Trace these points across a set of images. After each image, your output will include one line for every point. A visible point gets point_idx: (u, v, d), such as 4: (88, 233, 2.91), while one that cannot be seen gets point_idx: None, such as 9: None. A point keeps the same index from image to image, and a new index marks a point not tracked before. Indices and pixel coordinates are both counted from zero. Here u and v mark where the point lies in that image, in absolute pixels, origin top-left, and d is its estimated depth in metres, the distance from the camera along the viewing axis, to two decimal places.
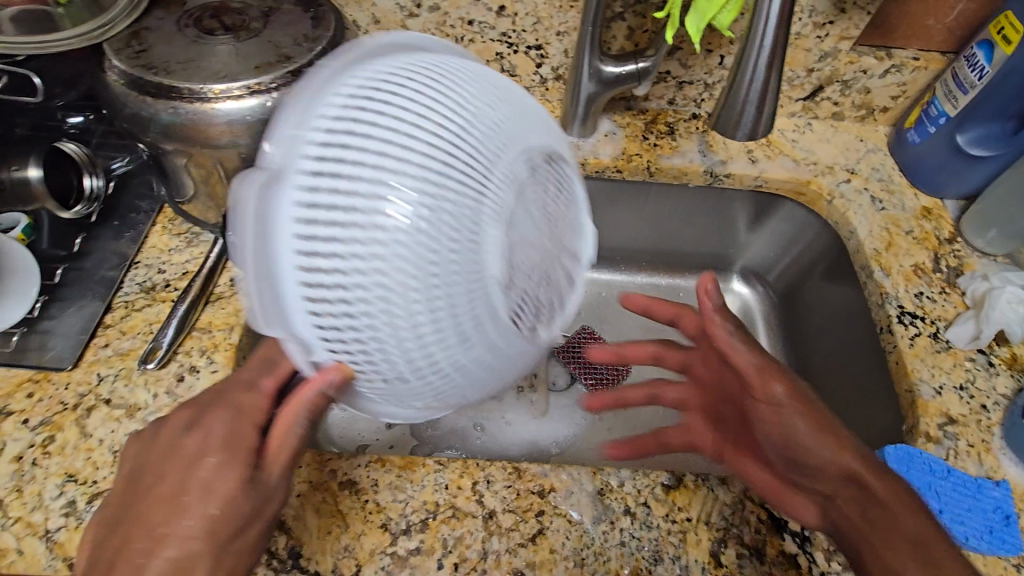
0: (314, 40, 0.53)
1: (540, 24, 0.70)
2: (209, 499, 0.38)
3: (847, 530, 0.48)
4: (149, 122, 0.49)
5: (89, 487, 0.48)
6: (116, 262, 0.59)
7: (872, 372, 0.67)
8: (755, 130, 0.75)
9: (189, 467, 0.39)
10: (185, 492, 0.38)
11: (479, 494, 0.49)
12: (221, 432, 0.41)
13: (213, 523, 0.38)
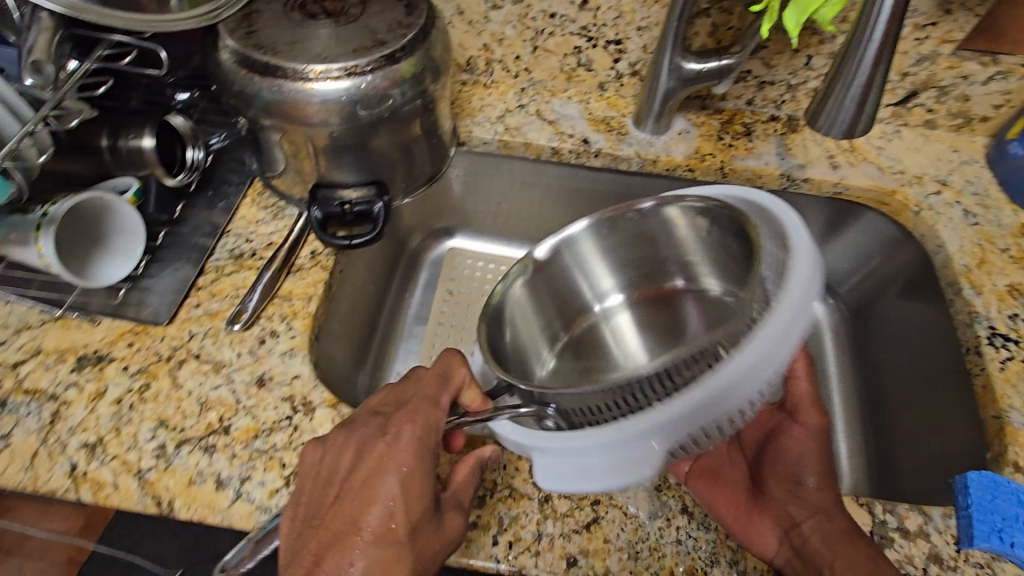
0: (408, 27, 0.55)
1: (622, 18, 0.69)
2: (401, 508, 0.41)
3: (811, 553, 0.49)
4: (253, 99, 0.53)
5: (178, 433, 0.52)
6: (209, 230, 0.64)
7: (958, 401, 0.62)
8: (852, 129, 0.71)
9: (380, 477, 0.42)
10: (377, 502, 0.41)
11: None
12: (410, 443, 0.43)
13: (400, 532, 0.40)
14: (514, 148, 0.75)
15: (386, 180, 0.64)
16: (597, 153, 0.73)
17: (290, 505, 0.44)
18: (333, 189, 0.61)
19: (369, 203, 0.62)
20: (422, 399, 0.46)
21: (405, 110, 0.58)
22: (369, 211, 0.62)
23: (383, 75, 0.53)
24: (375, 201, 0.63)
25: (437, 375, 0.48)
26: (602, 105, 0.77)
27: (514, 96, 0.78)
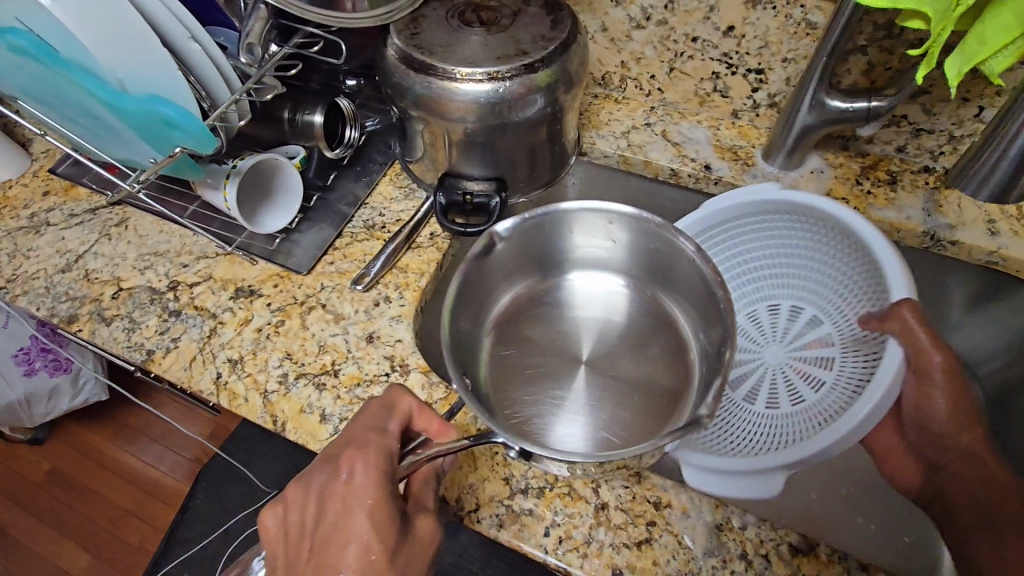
0: (550, 40, 0.59)
1: (767, 48, 0.67)
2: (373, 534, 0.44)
3: (946, 486, 0.65)
4: (407, 92, 0.61)
5: (298, 366, 0.61)
6: (351, 200, 0.73)
7: None
8: None
9: (351, 515, 0.44)
10: (354, 536, 0.43)
11: (597, 484, 0.52)
12: (362, 473, 0.45)
13: (379, 553, 0.43)
14: (633, 165, 0.76)
15: (507, 178, 0.69)
16: (718, 181, 0.72)
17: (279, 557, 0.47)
18: (460, 180, 0.68)
19: (487, 197, 0.67)
20: (365, 434, 0.48)
21: (536, 117, 0.62)
22: (487, 204, 0.67)
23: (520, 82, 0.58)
24: (494, 196, 0.68)
25: (375, 416, 0.50)
26: (733, 133, 0.76)
27: (643, 113, 0.79)
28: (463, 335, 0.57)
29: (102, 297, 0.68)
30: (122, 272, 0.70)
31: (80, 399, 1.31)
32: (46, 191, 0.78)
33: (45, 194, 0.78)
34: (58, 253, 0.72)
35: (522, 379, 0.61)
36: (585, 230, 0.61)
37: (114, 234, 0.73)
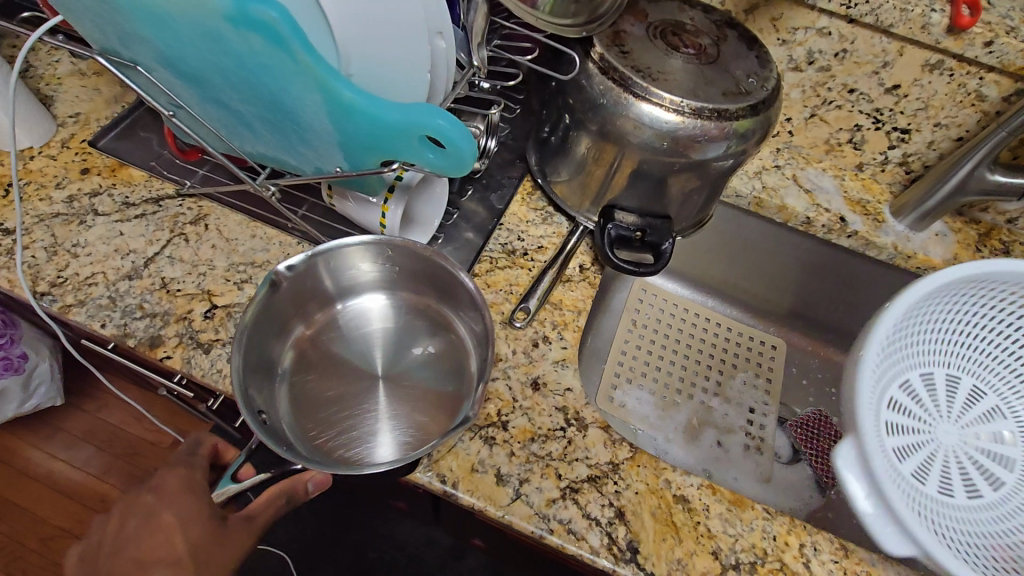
0: (764, 79, 0.56)
1: (924, 111, 0.68)
2: (179, 536, 0.46)
3: None
4: (611, 118, 0.54)
5: None
6: (486, 219, 0.65)
7: None
8: None
9: (150, 526, 0.47)
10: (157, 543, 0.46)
11: (807, 558, 0.49)
12: (173, 487, 0.49)
13: (185, 555, 0.45)
14: (766, 208, 0.75)
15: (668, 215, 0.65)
16: (852, 234, 0.73)
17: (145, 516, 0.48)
18: (629, 218, 0.62)
19: (660, 237, 0.62)
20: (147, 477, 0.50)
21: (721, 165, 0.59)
22: (659, 246, 0.62)
23: (735, 120, 0.53)
24: (667, 238, 0.62)
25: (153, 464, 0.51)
26: (858, 185, 0.77)
27: (770, 154, 0.78)
28: (257, 360, 0.48)
29: (191, 316, 0.54)
30: (213, 285, 0.56)
31: (30, 404, 1.10)
32: (86, 167, 0.62)
33: (84, 172, 0.62)
34: (117, 253, 0.57)
35: (366, 419, 0.50)
36: (329, 276, 0.53)
37: (191, 234, 0.59)
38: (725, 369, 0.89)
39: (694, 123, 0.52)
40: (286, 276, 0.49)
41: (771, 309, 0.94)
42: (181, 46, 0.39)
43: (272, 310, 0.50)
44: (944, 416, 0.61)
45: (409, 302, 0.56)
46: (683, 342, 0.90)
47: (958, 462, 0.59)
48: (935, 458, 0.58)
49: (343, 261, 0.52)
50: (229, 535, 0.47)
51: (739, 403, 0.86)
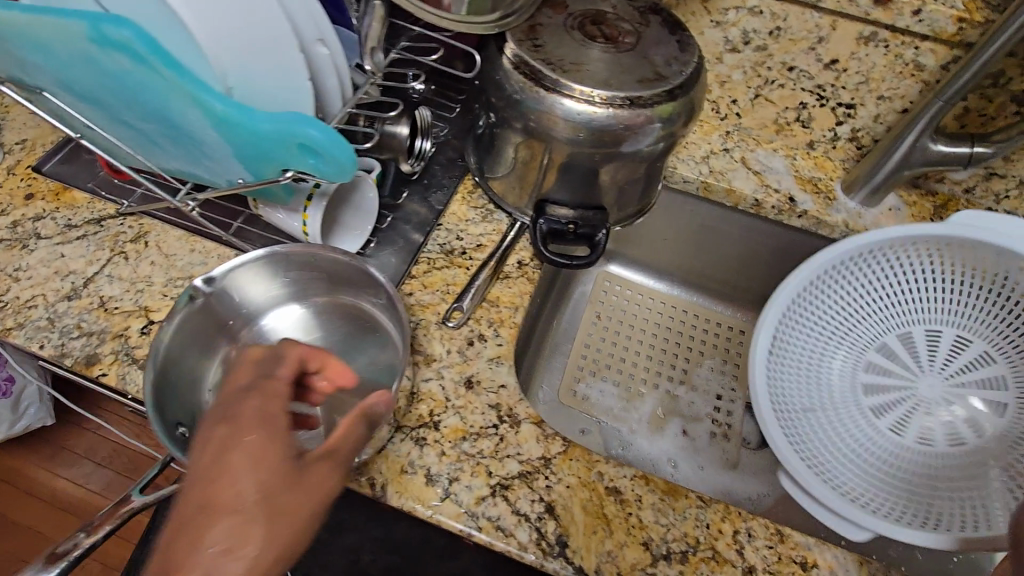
0: (684, 64, 0.55)
1: (866, 84, 0.67)
2: (251, 478, 0.32)
3: None
4: (527, 113, 0.53)
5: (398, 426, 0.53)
6: (424, 220, 0.65)
7: None
8: None
9: (223, 466, 0.32)
10: (232, 471, 0.32)
11: (740, 545, 0.49)
12: (255, 413, 0.35)
13: (256, 502, 0.31)
14: (714, 193, 0.74)
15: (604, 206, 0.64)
16: (802, 214, 0.71)
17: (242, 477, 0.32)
18: (561, 212, 0.62)
19: (593, 228, 0.62)
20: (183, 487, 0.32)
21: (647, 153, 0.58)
22: (593, 237, 0.61)
23: (651, 106, 0.52)
24: (599, 227, 0.62)
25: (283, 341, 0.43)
26: (809, 163, 0.75)
27: (719, 138, 0.76)
28: (183, 377, 0.48)
29: (128, 332, 0.55)
30: (150, 301, 0.58)
31: (21, 424, 1.13)
32: (29, 193, 0.63)
33: (27, 197, 0.63)
34: (58, 275, 0.58)
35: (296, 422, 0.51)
36: (248, 288, 0.51)
37: (131, 252, 0.61)
38: (692, 357, 0.88)
39: (606, 113, 0.52)
40: (205, 290, 0.48)
41: (739, 295, 0.93)
42: (70, 69, 0.40)
43: (192, 327, 0.49)
44: (949, 366, 0.66)
45: (331, 307, 0.55)
46: (647, 332, 0.89)
47: (939, 411, 0.65)
48: (910, 408, 0.66)
49: (262, 272, 0.51)
50: (308, 477, 0.34)
51: (705, 390, 0.85)
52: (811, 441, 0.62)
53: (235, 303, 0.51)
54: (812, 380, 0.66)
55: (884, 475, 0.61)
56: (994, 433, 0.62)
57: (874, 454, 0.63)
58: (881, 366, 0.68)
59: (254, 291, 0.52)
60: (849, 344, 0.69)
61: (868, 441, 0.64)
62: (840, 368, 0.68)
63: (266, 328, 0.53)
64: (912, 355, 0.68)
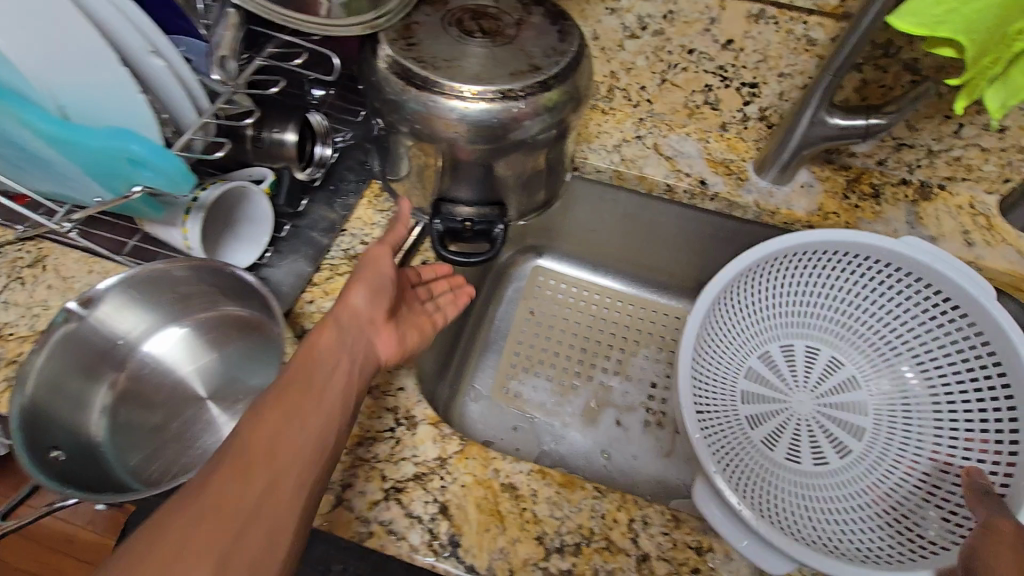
0: (562, 54, 0.55)
1: (764, 62, 0.69)
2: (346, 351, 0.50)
3: None
4: (403, 112, 0.53)
5: None
6: (327, 226, 0.64)
7: None
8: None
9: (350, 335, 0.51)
10: (289, 433, 0.43)
11: (635, 533, 0.49)
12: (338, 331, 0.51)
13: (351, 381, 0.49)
14: (628, 181, 0.73)
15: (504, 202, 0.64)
16: (714, 196, 0.71)
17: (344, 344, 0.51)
18: (456, 209, 0.62)
19: (489, 223, 0.62)
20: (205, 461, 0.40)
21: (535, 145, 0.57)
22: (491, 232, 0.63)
23: (526, 99, 0.52)
24: (496, 222, 0.63)
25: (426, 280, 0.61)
26: (722, 145, 0.74)
27: (631, 125, 0.75)
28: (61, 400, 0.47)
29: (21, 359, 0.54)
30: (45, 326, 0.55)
31: None
32: None
33: None
34: None
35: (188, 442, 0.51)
36: (128, 309, 0.51)
37: (28, 276, 0.59)
38: (627, 347, 0.87)
39: (479, 106, 0.51)
40: (81, 312, 0.48)
41: (676, 281, 0.92)
42: None
43: (68, 351, 0.48)
44: (825, 384, 0.69)
45: (219, 322, 0.56)
46: (581, 324, 0.89)
47: (814, 429, 0.67)
48: (784, 423, 0.67)
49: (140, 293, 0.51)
50: (380, 337, 0.53)
51: (640, 379, 0.84)
52: (736, 478, 0.59)
53: (116, 324, 0.51)
54: (725, 412, 0.66)
55: (772, 494, 0.60)
56: (860, 455, 0.65)
57: (756, 471, 0.62)
58: (760, 375, 0.69)
59: (135, 313, 0.52)
60: (738, 371, 0.69)
61: (774, 467, 0.63)
62: (724, 376, 0.68)
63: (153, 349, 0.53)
64: (789, 371, 0.70)
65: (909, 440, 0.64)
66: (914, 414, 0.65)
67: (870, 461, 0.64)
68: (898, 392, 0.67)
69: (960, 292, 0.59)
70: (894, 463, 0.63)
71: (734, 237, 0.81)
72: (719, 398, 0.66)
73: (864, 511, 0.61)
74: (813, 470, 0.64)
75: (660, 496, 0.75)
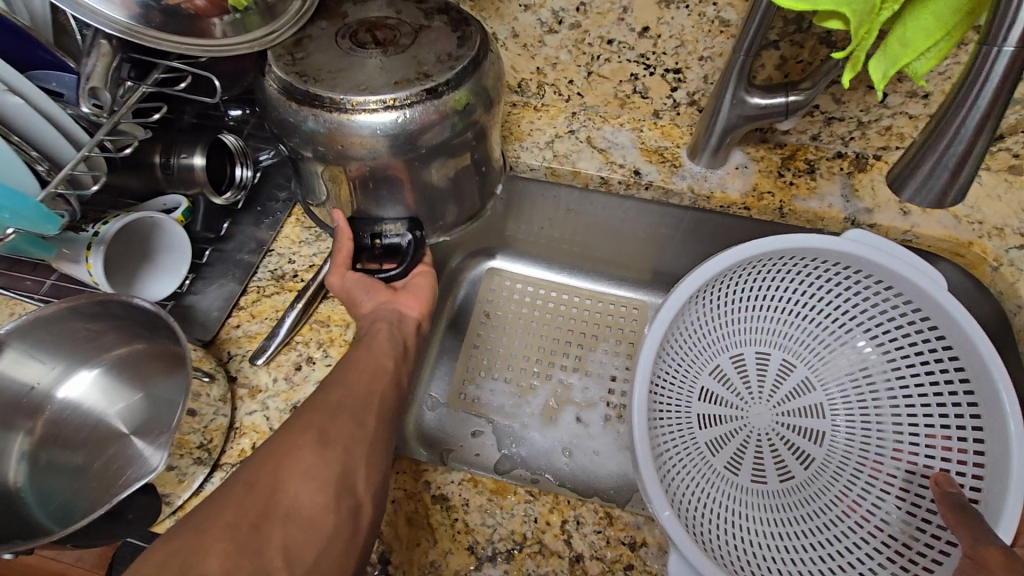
0: (458, 59, 0.53)
1: (683, 48, 0.66)
2: (383, 338, 0.55)
3: None
4: (302, 125, 0.52)
5: (225, 471, 0.51)
6: (254, 247, 0.63)
7: None
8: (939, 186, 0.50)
9: (370, 337, 0.55)
10: (317, 426, 0.44)
11: (568, 534, 0.48)
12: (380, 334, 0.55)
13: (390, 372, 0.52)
14: (562, 176, 0.72)
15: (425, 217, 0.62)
16: (648, 185, 0.70)
17: (376, 333, 0.55)
18: (362, 224, 0.59)
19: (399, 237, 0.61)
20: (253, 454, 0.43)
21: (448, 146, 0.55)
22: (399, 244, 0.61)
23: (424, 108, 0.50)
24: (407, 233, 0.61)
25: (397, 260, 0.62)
26: (656, 134, 0.74)
27: (564, 120, 0.75)
28: None
29: None
30: None
31: None
32: None
33: None
34: None
35: (107, 481, 0.50)
36: (39, 352, 0.50)
37: None
38: (585, 343, 0.86)
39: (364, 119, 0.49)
40: None
41: (630, 272, 0.90)
42: None
43: None
44: (783, 391, 0.68)
45: (135, 357, 0.55)
46: (538, 322, 0.88)
47: (773, 442, 0.66)
48: (745, 441, 0.66)
49: (47, 337, 0.50)
50: (378, 338, 0.55)
51: (599, 375, 0.83)
52: (701, 516, 0.57)
53: (25, 368, 0.50)
54: (687, 435, 0.64)
55: (741, 527, 0.59)
56: (823, 463, 0.64)
57: (719, 499, 0.61)
58: (715, 395, 0.67)
59: (49, 355, 0.51)
60: (695, 383, 0.67)
61: (738, 491, 0.62)
62: (678, 403, 0.65)
63: (73, 389, 0.53)
64: (747, 381, 0.68)
65: (870, 440, 0.63)
66: (873, 411, 0.64)
67: (835, 468, 0.64)
68: (856, 389, 0.66)
69: (913, 290, 0.57)
70: (859, 468, 0.63)
71: (676, 224, 0.80)
72: (680, 417, 0.64)
73: (835, 525, 0.61)
74: (775, 487, 0.64)
75: (622, 495, 0.72)
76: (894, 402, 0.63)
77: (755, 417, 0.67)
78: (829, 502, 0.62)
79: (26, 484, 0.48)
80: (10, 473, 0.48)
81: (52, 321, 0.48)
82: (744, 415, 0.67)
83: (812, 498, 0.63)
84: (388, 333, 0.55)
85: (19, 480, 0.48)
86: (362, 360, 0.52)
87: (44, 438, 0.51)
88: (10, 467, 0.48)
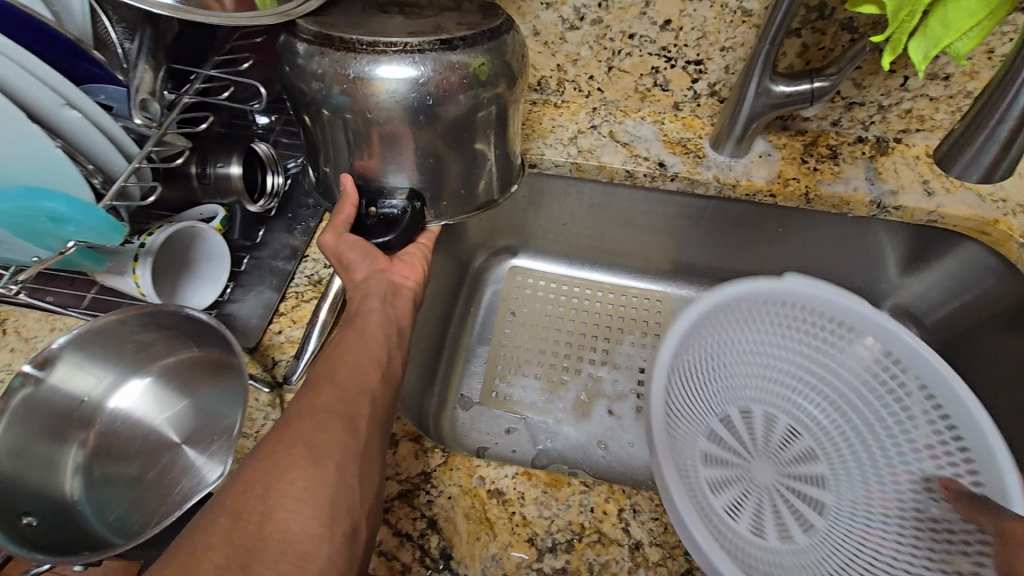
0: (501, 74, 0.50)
1: (705, 39, 0.67)
2: (377, 325, 0.54)
3: None
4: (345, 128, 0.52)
5: None
6: (288, 254, 0.63)
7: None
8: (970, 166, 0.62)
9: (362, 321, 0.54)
10: (309, 423, 0.42)
11: (626, 523, 0.49)
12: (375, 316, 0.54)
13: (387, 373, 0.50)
14: (587, 171, 0.72)
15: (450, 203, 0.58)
16: (674, 176, 0.71)
17: (370, 313, 0.54)
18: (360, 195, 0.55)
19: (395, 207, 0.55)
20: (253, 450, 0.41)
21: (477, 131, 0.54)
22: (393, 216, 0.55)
23: (449, 70, 0.47)
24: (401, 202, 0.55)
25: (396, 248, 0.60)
26: (678, 126, 0.75)
27: (586, 116, 0.76)
28: (33, 462, 0.48)
29: None
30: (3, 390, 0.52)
31: None
32: None
33: None
34: None
35: (163, 490, 0.50)
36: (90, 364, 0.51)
37: None
38: (612, 336, 0.86)
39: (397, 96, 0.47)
40: (37, 373, 0.47)
41: (651, 264, 0.90)
42: None
43: (29, 413, 0.48)
44: (778, 453, 0.62)
45: (182, 365, 0.55)
46: (563, 317, 0.88)
47: (777, 502, 0.58)
48: (753, 503, 0.57)
49: (97, 347, 0.50)
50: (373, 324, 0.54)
51: (628, 368, 0.83)
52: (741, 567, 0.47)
53: (77, 381, 0.51)
54: (698, 492, 0.52)
55: None
56: (837, 509, 0.58)
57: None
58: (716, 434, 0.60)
59: (99, 367, 0.52)
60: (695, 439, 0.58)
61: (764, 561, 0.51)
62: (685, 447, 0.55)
63: (122, 401, 0.54)
64: (741, 435, 0.62)
65: (866, 469, 0.60)
66: (860, 443, 0.61)
67: (843, 485, 0.59)
68: (841, 432, 0.63)
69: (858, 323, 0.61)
70: (869, 500, 0.58)
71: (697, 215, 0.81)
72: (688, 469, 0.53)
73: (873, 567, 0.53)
74: (794, 548, 0.54)
75: (659, 485, 0.73)
76: (877, 431, 0.61)
77: (756, 471, 0.60)
78: (857, 543, 0.55)
79: (85, 496, 0.49)
80: (68, 487, 0.48)
81: (104, 331, 0.49)
82: (743, 466, 0.60)
83: (838, 545, 0.55)
84: (381, 317, 0.54)
85: (77, 492, 0.49)
86: (357, 348, 0.50)
87: (97, 451, 0.51)
88: (67, 481, 0.49)
